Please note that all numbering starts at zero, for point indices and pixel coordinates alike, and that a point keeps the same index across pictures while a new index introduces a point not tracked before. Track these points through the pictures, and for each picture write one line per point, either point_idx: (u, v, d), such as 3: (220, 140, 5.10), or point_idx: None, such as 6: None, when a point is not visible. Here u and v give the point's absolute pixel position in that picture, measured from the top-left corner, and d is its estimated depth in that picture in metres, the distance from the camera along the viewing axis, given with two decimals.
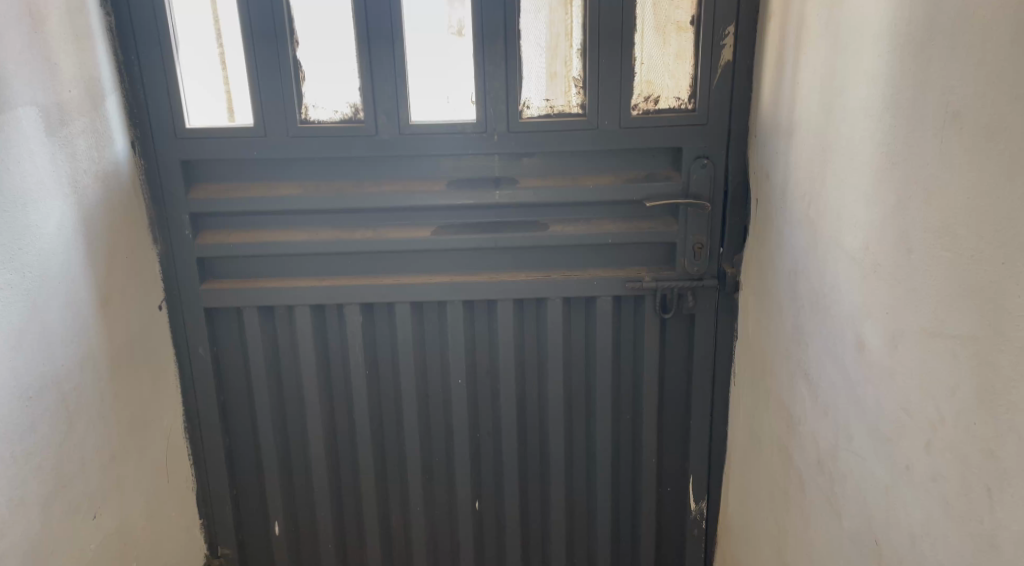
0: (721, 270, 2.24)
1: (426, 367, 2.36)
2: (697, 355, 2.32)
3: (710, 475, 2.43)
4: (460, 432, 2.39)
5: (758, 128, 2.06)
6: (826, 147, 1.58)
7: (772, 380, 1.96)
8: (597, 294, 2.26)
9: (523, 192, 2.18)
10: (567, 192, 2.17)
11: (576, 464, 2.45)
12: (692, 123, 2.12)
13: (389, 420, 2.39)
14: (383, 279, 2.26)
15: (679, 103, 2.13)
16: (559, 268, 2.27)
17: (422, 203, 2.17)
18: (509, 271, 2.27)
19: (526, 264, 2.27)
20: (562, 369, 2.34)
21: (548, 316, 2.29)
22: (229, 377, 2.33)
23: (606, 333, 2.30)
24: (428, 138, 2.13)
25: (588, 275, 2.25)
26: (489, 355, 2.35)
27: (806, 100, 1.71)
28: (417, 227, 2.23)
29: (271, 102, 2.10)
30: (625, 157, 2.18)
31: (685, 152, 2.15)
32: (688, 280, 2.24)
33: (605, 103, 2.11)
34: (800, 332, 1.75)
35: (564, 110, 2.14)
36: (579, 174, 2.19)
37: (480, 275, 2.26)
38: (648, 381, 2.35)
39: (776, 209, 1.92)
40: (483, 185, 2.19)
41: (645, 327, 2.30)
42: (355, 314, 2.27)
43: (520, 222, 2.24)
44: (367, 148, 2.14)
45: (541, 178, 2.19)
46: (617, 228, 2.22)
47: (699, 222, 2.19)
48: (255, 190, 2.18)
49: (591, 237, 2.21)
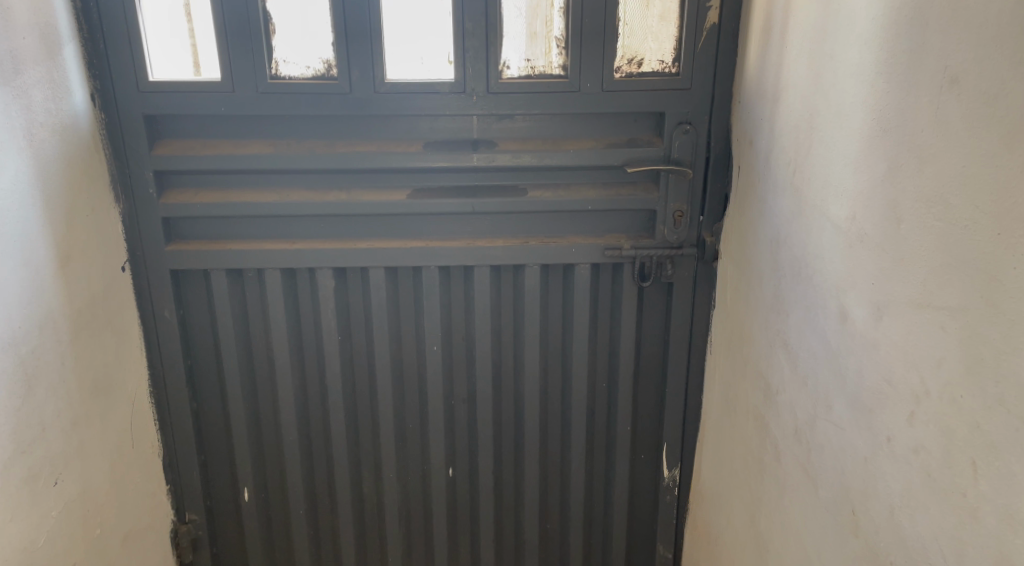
0: (700, 238, 2.21)
1: (400, 333, 2.31)
2: (674, 323, 2.30)
3: (684, 442, 2.43)
4: (434, 397, 2.36)
5: (741, 93, 2.02)
6: (815, 113, 1.55)
7: (750, 348, 1.94)
8: (576, 261, 2.22)
9: (502, 155, 2.12)
10: (547, 156, 2.12)
11: (551, 430, 2.44)
12: (676, 87, 2.08)
13: (362, 386, 2.35)
14: (356, 243, 2.20)
15: (663, 67, 2.08)
16: (538, 234, 2.23)
17: (398, 164, 2.11)
18: (486, 236, 2.22)
19: (503, 229, 2.22)
20: (538, 335, 2.32)
21: (525, 282, 2.26)
22: (197, 341, 2.27)
23: (583, 300, 2.27)
24: (404, 96, 2.06)
25: (566, 242, 2.21)
26: (465, 322, 2.31)
27: (793, 66, 1.67)
28: (392, 189, 2.17)
29: (239, 57, 2.01)
30: (606, 121, 2.13)
31: (669, 116, 2.10)
32: (668, 248, 2.21)
33: (588, 66, 2.05)
34: (780, 303, 1.73)
35: (546, 71, 2.08)
36: (560, 139, 2.14)
37: (456, 240, 2.21)
38: (624, 348, 2.34)
39: (759, 176, 1.89)
40: (461, 147, 2.13)
41: (623, 294, 2.28)
42: (328, 278, 2.22)
43: (498, 186, 2.18)
44: (340, 107, 2.06)
45: (521, 142, 2.14)
46: (597, 194, 2.17)
47: (680, 189, 2.16)
48: (223, 148, 2.10)
49: (570, 202, 2.17)
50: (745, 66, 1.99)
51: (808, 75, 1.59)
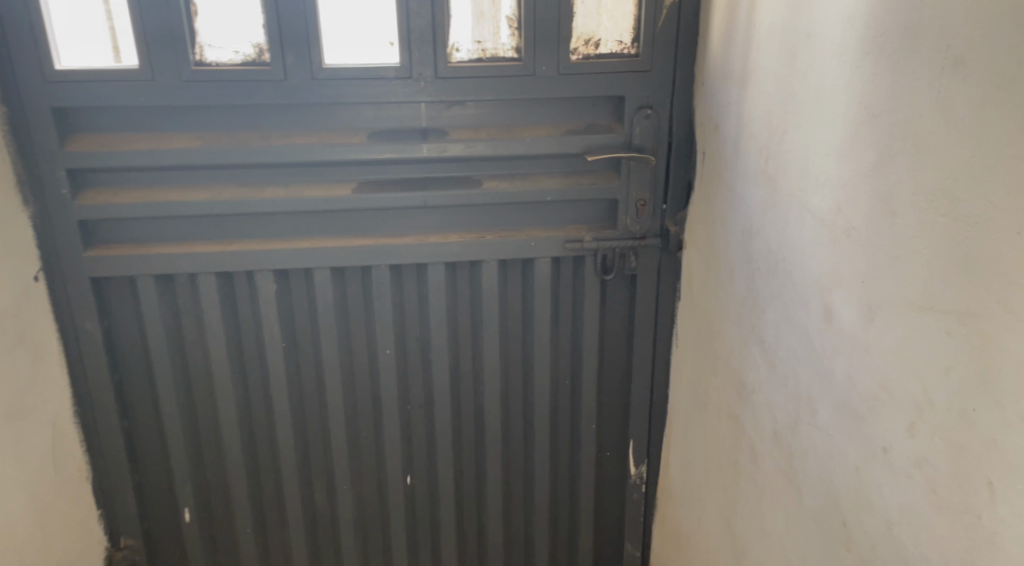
0: (664, 228, 2.11)
1: (350, 337, 2.16)
2: (638, 316, 2.20)
3: (650, 438, 2.34)
4: (389, 403, 2.23)
5: (704, 75, 1.91)
6: (790, 97, 1.45)
7: (720, 343, 1.85)
8: (535, 256, 2.10)
9: (453, 144, 1.98)
10: (502, 145, 1.99)
11: (513, 432, 2.32)
12: (636, 69, 1.96)
13: (310, 395, 2.20)
14: (298, 242, 2.04)
15: (621, 48, 1.96)
16: (493, 228, 2.10)
17: (341, 157, 1.95)
18: (439, 232, 2.08)
19: (457, 223, 2.08)
20: (498, 334, 2.19)
21: (481, 279, 2.13)
22: (125, 353, 2.09)
23: (544, 295, 2.16)
24: (345, 83, 1.90)
25: (524, 236, 2.09)
26: (419, 323, 2.17)
27: (762, 46, 1.57)
28: (335, 184, 2.01)
29: (159, 41, 1.82)
30: (563, 107, 2.00)
31: (629, 100, 1.98)
32: (631, 239, 2.10)
33: (542, 48, 1.91)
34: (754, 297, 1.64)
35: (497, 54, 1.94)
36: (514, 126, 2.01)
37: (407, 236, 2.07)
38: (588, 344, 2.23)
39: (726, 163, 1.78)
40: (408, 136, 1.98)
41: (585, 288, 2.17)
42: (268, 281, 2.05)
43: (451, 178, 2.04)
44: (274, 96, 1.89)
45: (473, 129, 1.99)
46: (555, 184, 2.05)
47: (642, 177, 2.04)
48: (145, 142, 1.91)
49: (527, 194, 2.04)
50: (707, 46, 1.88)
51: (780, 56, 1.48)
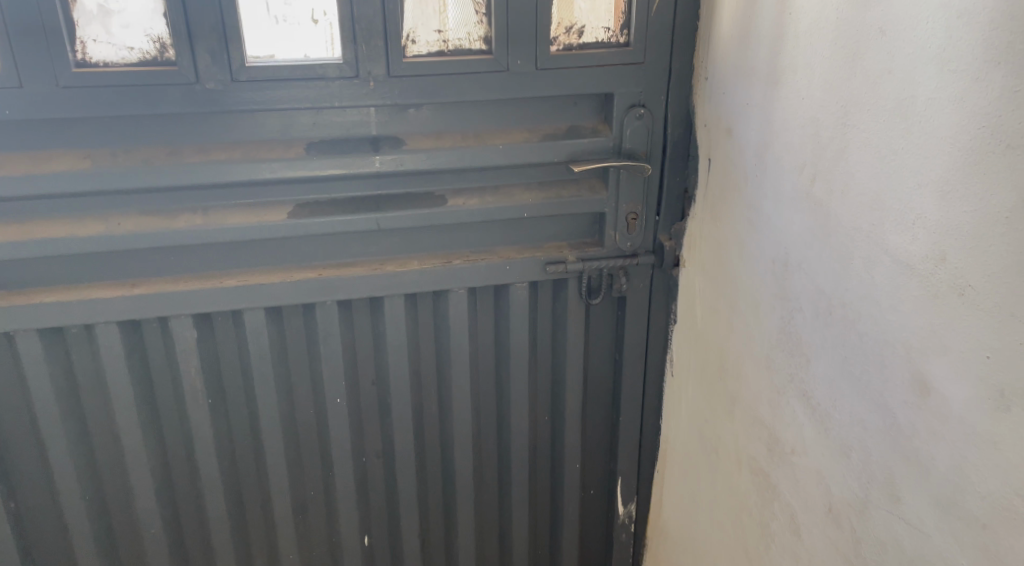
0: (658, 243, 1.83)
1: (292, 385, 1.80)
2: (628, 342, 1.92)
3: (640, 474, 2.08)
4: (341, 458, 1.88)
5: (707, 69, 1.61)
6: (847, 107, 1.16)
7: (736, 384, 1.58)
8: (511, 281, 1.80)
9: (411, 156, 1.64)
10: (471, 154, 1.66)
11: (485, 477, 2.02)
12: (627, 62, 1.64)
13: (246, 456, 1.83)
14: (223, 279, 1.67)
15: (609, 36, 1.64)
16: (460, 250, 1.78)
17: (273, 175, 1.59)
18: (396, 258, 1.75)
19: (417, 247, 1.76)
20: (467, 370, 1.88)
21: (448, 310, 1.81)
22: (4, 425, 1.67)
23: (520, 324, 1.86)
24: (274, 85, 1.52)
25: (497, 259, 1.78)
26: (374, 364, 1.84)
27: (798, 40, 1.28)
28: (266, 207, 1.64)
29: (25, 37, 1.41)
30: (540, 107, 1.68)
31: (619, 98, 1.67)
32: (621, 257, 1.82)
33: (517, 39, 1.58)
34: (790, 342, 1.37)
35: (462, 46, 1.59)
36: (483, 131, 1.68)
37: (359, 265, 1.73)
38: (570, 376, 1.94)
39: (743, 176, 1.50)
40: (356, 147, 1.63)
41: (567, 313, 1.88)
42: (187, 327, 1.67)
43: (408, 194, 1.71)
44: (184, 103, 1.50)
45: (435, 137, 1.66)
46: (533, 198, 1.74)
47: (633, 186, 1.75)
48: (14, 166, 1.49)
49: (501, 210, 1.73)
50: (712, 35, 1.58)
51: (830, 56, 1.19)
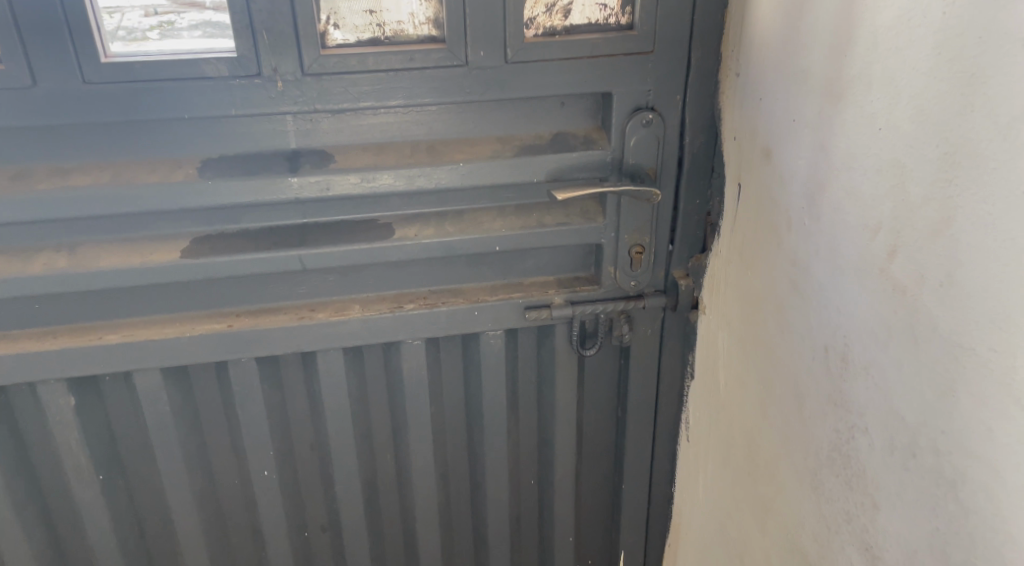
0: (670, 280, 1.42)
1: (208, 456, 1.44)
2: (633, 401, 1.52)
3: (648, 551, 1.69)
4: (276, 540, 1.52)
5: (739, 62, 1.18)
6: (958, 157, 0.74)
7: (767, 489, 1.17)
8: (482, 329, 1.42)
9: (342, 177, 1.24)
10: (423, 174, 1.27)
11: (459, 555, 1.65)
12: (630, 51, 1.22)
13: (155, 540, 1.48)
14: (107, 333, 1.30)
15: (605, 16, 1.21)
16: (417, 290, 1.40)
17: (157, 207, 1.20)
18: (334, 302, 1.38)
19: (359, 287, 1.38)
20: (429, 435, 1.50)
21: (402, 365, 1.43)
22: None
23: (495, 379, 1.47)
24: (145, 88, 1.12)
25: (463, 303, 1.40)
26: (312, 428, 1.47)
27: (873, 42, 0.84)
28: (154, 244, 1.26)
29: None
30: (515, 110, 1.27)
31: (620, 99, 1.25)
32: (622, 298, 1.42)
33: (479, 22, 1.16)
34: (842, 470, 0.95)
35: (404, 31, 1.17)
36: (439, 142, 1.28)
37: (284, 311, 1.35)
38: (561, 440, 1.55)
39: (781, 219, 1.08)
40: (267, 166, 1.23)
41: (555, 366, 1.48)
42: (62, 394, 1.32)
43: (343, 224, 1.31)
44: (22, 114, 1.12)
45: (375, 151, 1.26)
46: (507, 227, 1.35)
47: (638, 213, 1.34)
48: None
49: (466, 244, 1.34)
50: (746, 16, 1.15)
51: (930, 73, 0.77)
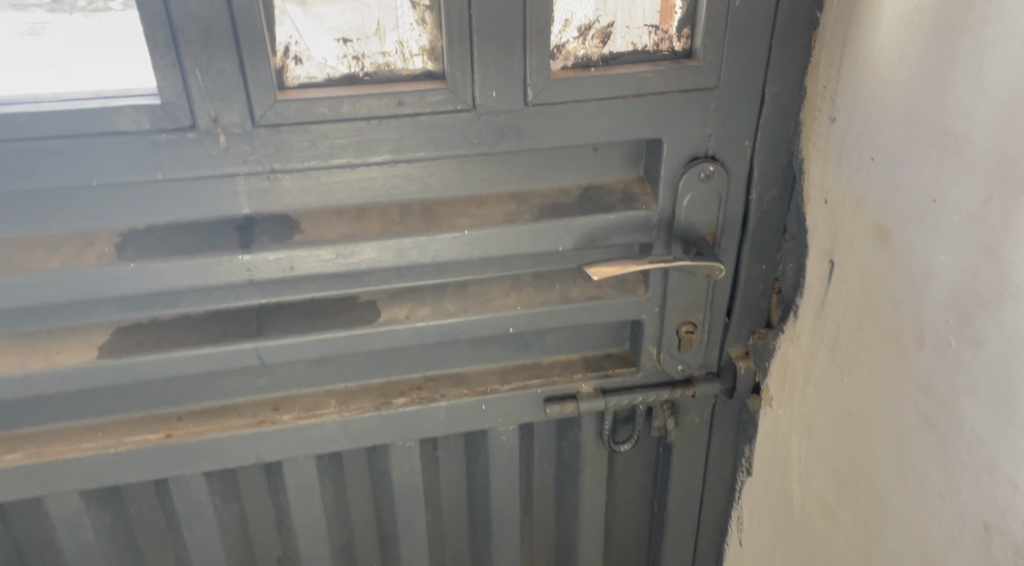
0: (724, 360, 1.15)
1: None
2: (673, 500, 1.25)
3: None
4: None
5: (832, 104, 0.90)
6: None
7: None
8: (490, 425, 1.14)
9: (309, 253, 0.94)
10: (415, 245, 0.97)
11: None
12: (688, 86, 0.93)
13: None
14: (9, 450, 1.01)
15: (656, 41, 0.92)
16: (410, 375, 1.13)
17: (62, 296, 0.90)
18: (305, 397, 1.09)
19: (335, 376, 1.10)
20: (425, 549, 1.21)
21: (391, 469, 1.14)
22: None
23: (506, 480, 1.19)
24: (33, 145, 0.82)
25: (467, 396, 1.11)
26: (280, 544, 1.19)
27: None
28: (66, 339, 0.97)
29: None
30: (536, 160, 0.99)
31: (673, 146, 0.96)
32: (665, 382, 1.15)
33: (491, 53, 0.86)
34: None
35: (390, 67, 0.87)
36: (437, 201, 0.99)
37: (240, 411, 1.07)
38: (585, 547, 1.27)
39: (902, 326, 0.80)
40: (211, 240, 0.93)
41: (579, 459, 1.22)
42: None
43: (316, 304, 1.03)
44: None
45: (354, 215, 0.97)
46: (523, 304, 1.06)
47: (690, 286, 1.06)
48: None
49: (471, 325, 1.05)
50: (846, 46, 0.86)
51: None
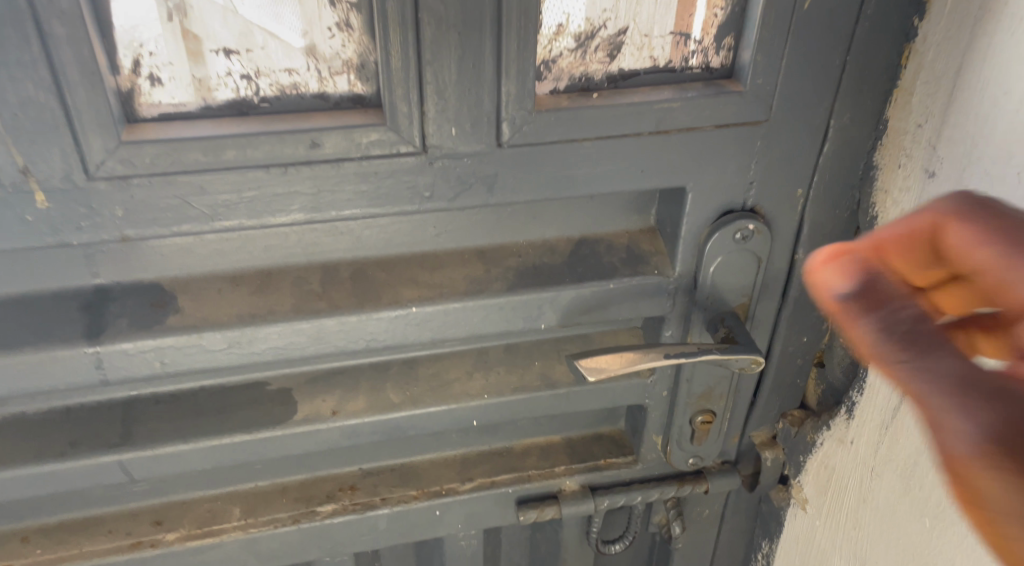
0: (744, 445, 0.91)
1: None
2: None
3: None
4: None
5: (931, 156, 0.65)
6: None
7: None
8: (445, 530, 0.89)
9: (191, 341, 0.66)
10: (343, 329, 0.69)
11: None
12: (728, 118, 0.66)
13: None
14: None
15: (684, 54, 0.66)
16: (343, 468, 0.87)
17: None
18: (202, 503, 0.84)
19: (242, 475, 0.84)
20: None
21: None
22: None
23: None
24: None
25: (416, 501, 0.86)
26: None
27: None
28: None
29: None
30: (513, 212, 0.73)
31: (701, 197, 0.70)
32: (670, 472, 0.92)
33: (448, 75, 0.59)
34: None
35: (301, 89, 0.59)
36: (372, 260, 0.72)
37: (110, 528, 0.81)
38: None
39: None
40: (44, 326, 0.65)
41: (558, 554, 0.98)
42: None
43: (213, 392, 0.77)
44: None
45: (255, 283, 0.69)
46: (491, 391, 0.79)
47: (712, 366, 0.81)
48: None
49: (423, 423, 0.78)
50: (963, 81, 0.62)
51: None
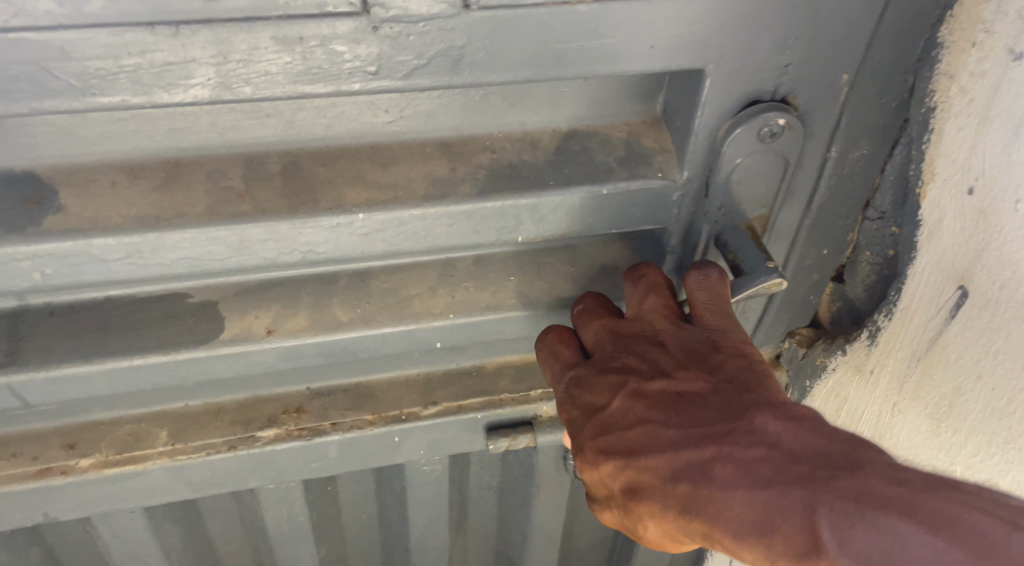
0: None
1: None
2: None
3: None
4: None
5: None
6: None
7: None
8: (405, 458, 0.79)
9: (78, 249, 0.53)
10: (275, 239, 0.56)
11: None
12: None
13: None
14: None
15: None
16: (286, 389, 0.76)
17: None
18: (121, 424, 0.72)
19: (167, 394, 0.72)
20: None
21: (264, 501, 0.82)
22: None
23: (427, 508, 0.88)
24: None
25: (372, 428, 0.75)
26: None
27: None
28: None
29: None
30: (485, 96, 0.58)
31: (723, 84, 0.56)
32: None
33: None
34: None
35: None
36: (309, 150, 0.58)
37: (13, 450, 0.70)
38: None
39: None
40: None
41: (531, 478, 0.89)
42: None
43: (123, 304, 0.64)
44: None
45: (159, 177, 0.55)
46: (458, 311, 0.66)
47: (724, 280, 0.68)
48: None
49: (375, 345, 0.66)
50: None
51: None
